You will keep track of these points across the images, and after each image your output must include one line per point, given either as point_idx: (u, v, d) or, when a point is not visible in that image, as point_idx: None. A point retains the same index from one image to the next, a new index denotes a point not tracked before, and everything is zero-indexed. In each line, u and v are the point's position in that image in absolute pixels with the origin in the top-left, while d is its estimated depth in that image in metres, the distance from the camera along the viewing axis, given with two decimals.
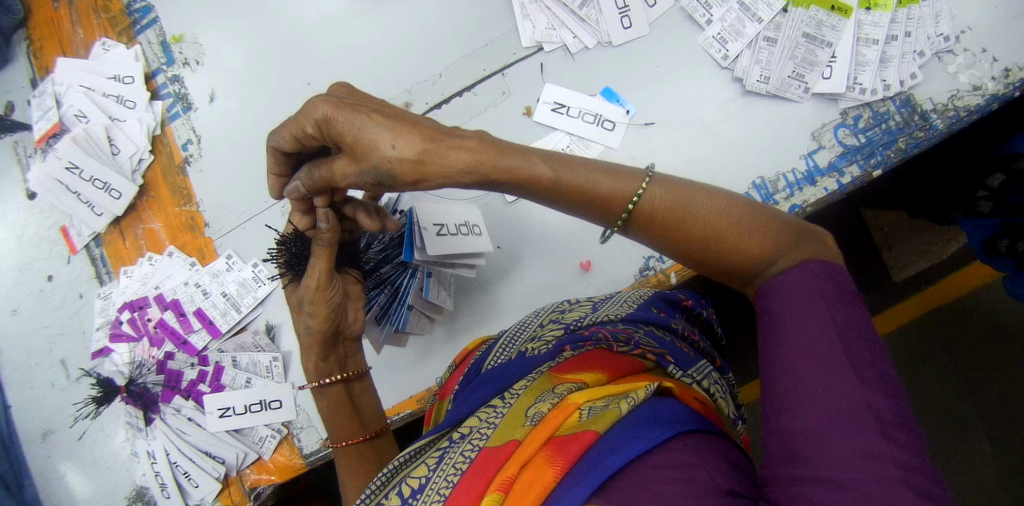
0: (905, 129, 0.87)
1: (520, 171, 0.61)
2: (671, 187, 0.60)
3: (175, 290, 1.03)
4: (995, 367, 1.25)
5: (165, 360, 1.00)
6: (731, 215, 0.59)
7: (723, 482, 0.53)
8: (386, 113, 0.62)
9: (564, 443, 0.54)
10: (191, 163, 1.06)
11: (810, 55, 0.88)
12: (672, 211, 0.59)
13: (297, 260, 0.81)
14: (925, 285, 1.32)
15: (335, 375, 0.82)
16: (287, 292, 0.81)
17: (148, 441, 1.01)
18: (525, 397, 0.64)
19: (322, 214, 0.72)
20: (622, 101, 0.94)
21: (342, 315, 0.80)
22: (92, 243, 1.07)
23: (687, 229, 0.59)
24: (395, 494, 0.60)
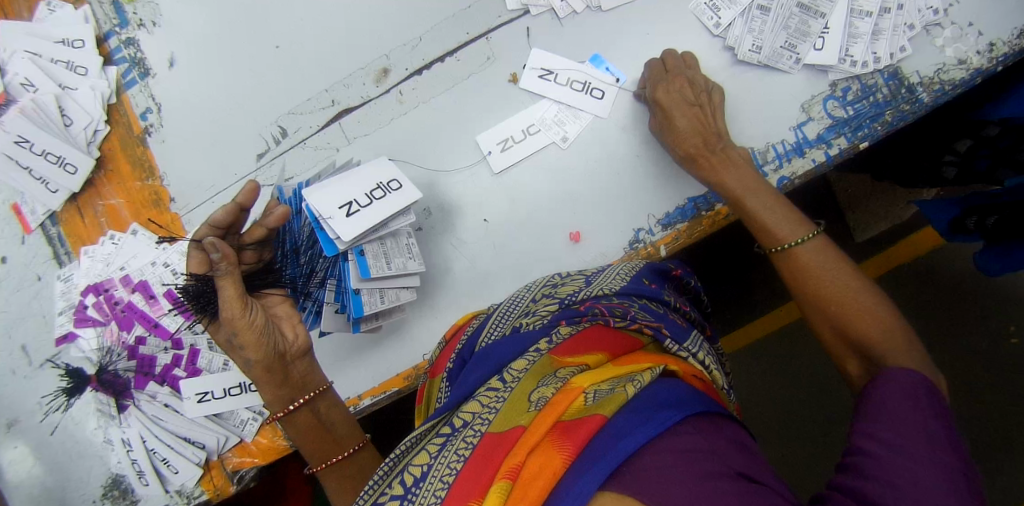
0: (892, 102, 0.87)
1: (726, 182, 0.79)
2: (824, 252, 0.72)
3: (142, 271, 0.97)
4: (957, 317, 1.33)
5: (137, 345, 0.96)
6: (854, 293, 0.69)
7: (735, 466, 0.57)
8: (694, 107, 0.83)
9: (571, 426, 0.58)
10: (152, 134, 0.99)
11: (803, 26, 0.87)
12: (810, 268, 0.72)
13: (207, 301, 0.79)
14: (889, 244, 1.41)
15: (298, 401, 0.80)
16: (212, 334, 0.78)
17: (122, 428, 0.98)
18: (527, 380, 0.66)
19: (209, 246, 0.70)
20: (610, 69, 0.91)
21: (275, 334, 0.79)
22: (47, 221, 1.00)
23: (812, 282, 0.72)
24: (398, 481, 0.62)
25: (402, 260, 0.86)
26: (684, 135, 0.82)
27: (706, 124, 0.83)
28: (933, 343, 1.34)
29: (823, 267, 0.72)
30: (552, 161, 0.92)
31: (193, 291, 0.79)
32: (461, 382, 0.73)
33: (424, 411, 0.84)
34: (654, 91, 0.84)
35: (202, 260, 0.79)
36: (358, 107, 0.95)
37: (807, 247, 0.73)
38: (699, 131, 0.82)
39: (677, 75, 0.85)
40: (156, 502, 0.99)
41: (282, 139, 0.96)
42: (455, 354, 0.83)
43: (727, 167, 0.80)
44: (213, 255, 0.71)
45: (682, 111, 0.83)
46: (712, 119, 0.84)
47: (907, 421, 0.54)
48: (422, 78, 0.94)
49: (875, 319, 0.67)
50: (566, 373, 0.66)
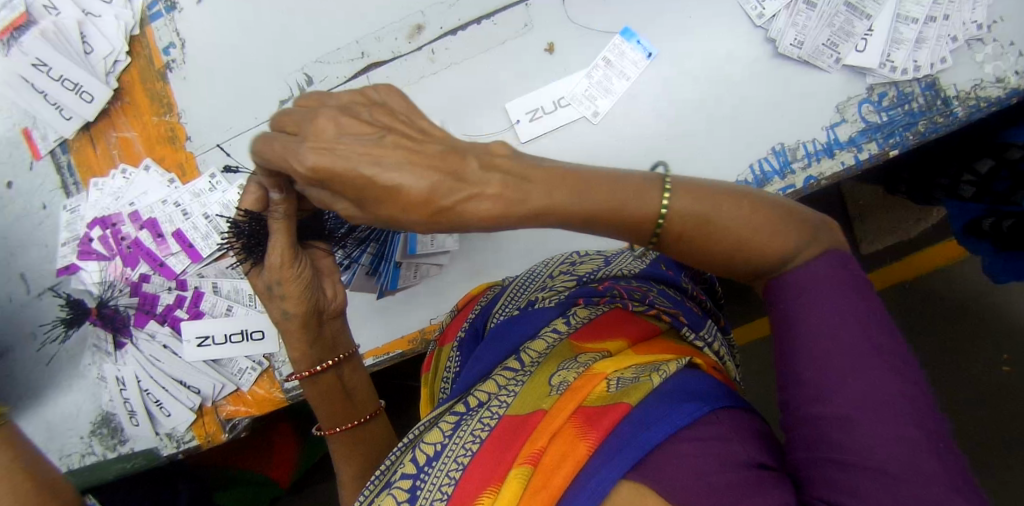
0: (926, 113, 0.86)
1: (552, 204, 0.54)
2: (697, 196, 0.57)
3: (152, 208, 0.95)
4: (977, 331, 1.33)
5: (141, 282, 0.95)
6: (755, 223, 0.57)
7: (755, 455, 0.59)
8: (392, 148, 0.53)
9: (595, 413, 0.60)
10: (173, 69, 0.96)
11: (847, 25, 0.86)
12: (701, 222, 0.57)
13: (255, 245, 0.74)
14: (891, 260, 1.41)
15: (326, 363, 0.78)
16: (251, 279, 0.74)
17: (116, 366, 0.96)
18: (546, 366, 0.69)
19: (272, 183, 0.67)
20: (644, 45, 0.89)
21: (318, 288, 0.75)
22: (57, 149, 0.97)
23: (715, 241, 0.57)
24: (411, 459, 0.66)
25: (445, 239, 0.92)
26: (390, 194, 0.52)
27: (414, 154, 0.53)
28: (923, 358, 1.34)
29: (708, 216, 0.57)
30: (578, 137, 0.91)
31: (246, 231, 0.72)
32: (475, 358, 0.75)
33: (431, 377, 0.85)
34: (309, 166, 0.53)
35: (256, 200, 0.70)
36: (388, 62, 0.93)
37: (680, 210, 0.56)
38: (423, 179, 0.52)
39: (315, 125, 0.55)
40: (146, 443, 0.98)
41: (307, 87, 0.94)
42: (468, 321, 0.84)
43: (513, 188, 0.53)
44: (272, 193, 0.68)
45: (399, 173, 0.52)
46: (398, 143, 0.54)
47: (824, 358, 0.54)
48: (455, 39, 0.92)
49: (777, 239, 0.58)
50: (586, 359, 0.67)
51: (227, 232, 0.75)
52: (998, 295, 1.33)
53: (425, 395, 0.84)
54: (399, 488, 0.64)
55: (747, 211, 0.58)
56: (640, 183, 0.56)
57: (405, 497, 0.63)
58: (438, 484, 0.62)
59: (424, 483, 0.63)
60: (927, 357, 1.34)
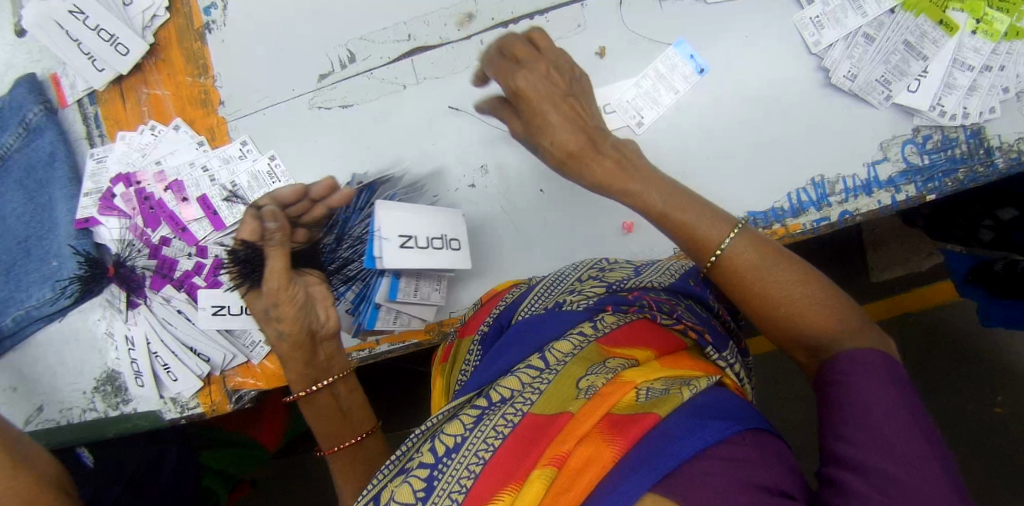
0: (967, 160, 0.86)
1: (637, 195, 0.67)
2: (762, 245, 0.64)
3: (178, 170, 0.93)
4: (972, 369, 1.35)
5: (160, 246, 0.93)
6: (809, 290, 0.62)
7: (778, 482, 0.57)
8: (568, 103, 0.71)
9: (624, 421, 0.58)
10: (213, 31, 0.94)
11: (902, 64, 0.85)
12: (757, 263, 0.63)
13: (251, 271, 0.79)
14: (899, 292, 1.41)
15: (321, 383, 0.79)
16: (248, 303, 0.77)
17: (127, 326, 0.95)
18: (574, 365, 0.66)
19: (268, 212, 0.74)
20: (698, 58, 0.88)
21: (312, 311, 0.78)
22: (85, 99, 0.95)
23: (765, 286, 0.63)
24: (429, 449, 0.63)
25: (429, 291, 0.91)
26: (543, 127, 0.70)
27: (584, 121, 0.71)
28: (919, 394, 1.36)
29: (766, 262, 0.63)
30: None
31: (243, 256, 0.78)
32: (498, 355, 0.72)
33: (446, 369, 0.84)
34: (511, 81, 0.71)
35: (255, 229, 0.75)
36: (434, 48, 0.91)
37: (740, 249, 0.63)
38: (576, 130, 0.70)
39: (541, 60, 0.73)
40: (148, 406, 0.97)
41: (349, 64, 0.92)
42: (492, 315, 0.83)
43: (625, 173, 0.68)
44: (268, 222, 0.74)
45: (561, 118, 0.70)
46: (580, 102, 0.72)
47: (874, 415, 0.54)
48: (506, 32, 0.90)
49: (827, 313, 0.62)
50: (615, 365, 0.65)
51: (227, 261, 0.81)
52: (1000, 341, 1.35)
53: (439, 388, 0.83)
54: (415, 476, 0.61)
55: (803, 279, 0.63)
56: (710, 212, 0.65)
57: (422, 487, 0.60)
58: (457, 476, 0.59)
59: (442, 474, 0.60)
60: (922, 393, 1.35)
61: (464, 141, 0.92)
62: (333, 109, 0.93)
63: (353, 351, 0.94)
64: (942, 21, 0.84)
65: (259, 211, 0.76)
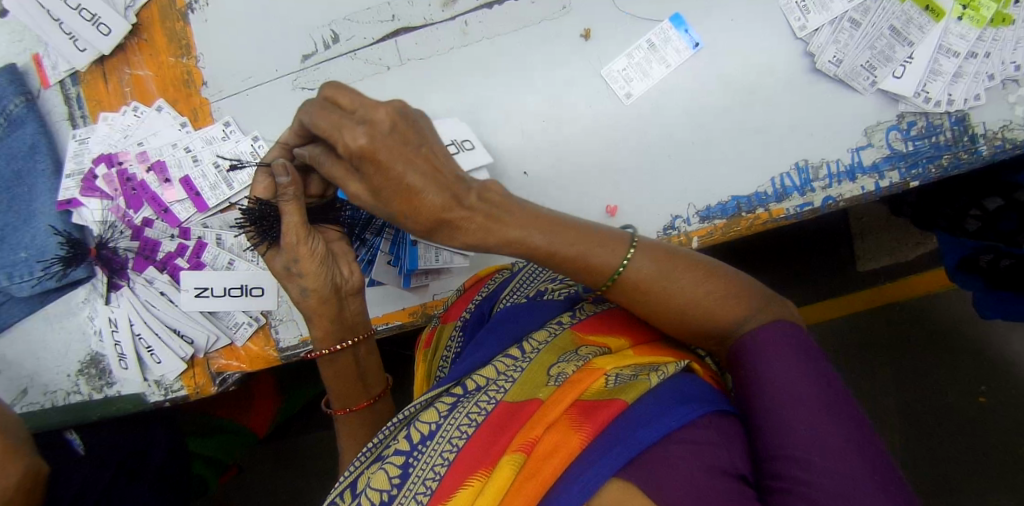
0: (952, 148, 0.86)
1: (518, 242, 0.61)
2: (652, 256, 0.65)
3: (161, 151, 0.92)
4: (959, 360, 1.35)
5: (143, 227, 0.93)
6: (703, 290, 0.65)
7: (740, 466, 0.58)
8: (409, 157, 0.57)
9: (590, 408, 0.58)
10: (196, 11, 0.93)
11: (888, 50, 0.85)
12: (653, 279, 0.64)
13: (268, 227, 0.77)
14: (886, 281, 1.41)
15: (346, 342, 0.81)
16: (269, 261, 0.76)
17: (110, 308, 0.95)
18: (548, 353, 0.66)
19: (278, 167, 0.71)
20: (690, 32, 0.87)
21: (333, 267, 0.77)
22: (67, 80, 0.95)
23: (661, 302, 0.65)
24: (405, 436, 0.63)
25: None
26: (410, 200, 0.58)
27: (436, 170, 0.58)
28: (904, 381, 1.36)
29: (659, 275, 0.64)
30: (604, 129, 0.89)
31: (257, 214, 0.76)
32: (476, 345, 0.72)
33: (428, 354, 0.84)
34: (349, 143, 0.55)
35: (268, 185, 0.76)
36: (419, 29, 0.90)
37: (639, 264, 0.64)
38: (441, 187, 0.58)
39: (373, 109, 0.56)
40: (133, 388, 0.97)
41: (332, 45, 0.91)
42: (473, 304, 0.82)
43: (493, 221, 0.60)
44: (280, 177, 0.72)
45: (423, 181, 0.57)
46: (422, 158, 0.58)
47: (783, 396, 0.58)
48: (491, 13, 0.89)
49: (726, 303, 0.65)
50: (587, 352, 0.65)
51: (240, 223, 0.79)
52: (987, 329, 1.35)
53: (421, 374, 0.83)
54: (391, 463, 0.61)
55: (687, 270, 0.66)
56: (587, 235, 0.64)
57: (398, 473, 0.60)
58: (431, 463, 0.59)
59: (417, 461, 0.60)
60: (907, 380, 1.36)
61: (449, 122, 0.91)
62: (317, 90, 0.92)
63: None
64: (929, 6, 0.84)
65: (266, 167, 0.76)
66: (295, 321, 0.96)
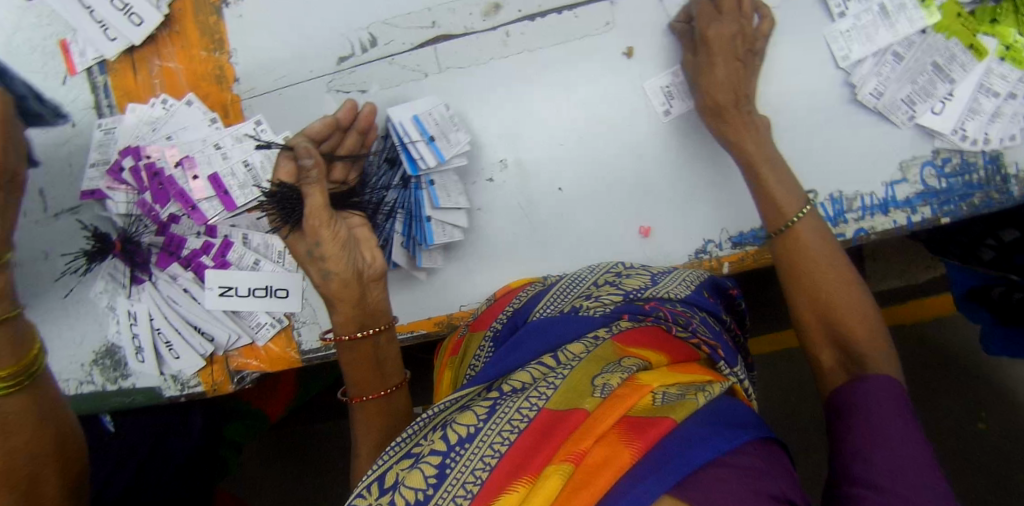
0: (984, 187, 0.86)
1: (751, 153, 0.79)
2: (825, 237, 0.76)
3: (191, 145, 0.90)
4: (964, 387, 1.36)
5: (169, 223, 0.91)
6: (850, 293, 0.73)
7: (787, 492, 0.56)
8: (734, 56, 0.80)
9: (639, 424, 0.56)
10: (230, 5, 0.91)
11: (929, 86, 0.85)
12: (820, 250, 0.75)
13: (290, 209, 0.79)
14: (895, 302, 1.43)
15: (367, 329, 0.76)
16: (290, 244, 0.76)
17: (130, 301, 0.94)
18: (590, 363, 0.64)
19: (302, 149, 0.72)
20: None
21: (355, 251, 0.76)
22: (95, 68, 0.93)
23: (818, 272, 0.74)
24: (440, 438, 0.61)
25: (460, 196, 0.89)
26: (716, 93, 0.80)
27: (741, 85, 0.80)
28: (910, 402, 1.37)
29: (826, 252, 0.75)
30: (640, 149, 0.89)
31: (280, 198, 0.79)
32: (510, 353, 0.71)
33: (457, 361, 0.84)
34: (704, 28, 0.80)
35: (292, 169, 0.81)
36: (459, 37, 0.89)
37: (816, 232, 0.76)
38: (734, 87, 0.80)
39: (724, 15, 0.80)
40: (147, 382, 0.97)
41: (370, 48, 0.90)
42: (505, 316, 0.82)
43: (743, 129, 0.80)
44: (304, 159, 0.72)
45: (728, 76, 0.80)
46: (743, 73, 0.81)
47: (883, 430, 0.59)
48: (532, 25, 0.88)
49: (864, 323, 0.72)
50: (630, 364, 0.63)
51: (265, 207, 0.82)
52: (992, 360, 1.36)
53: (450, 379, 0.83)
54: (427, 463, 0.59)
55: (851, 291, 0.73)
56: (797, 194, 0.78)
57: (433, 474, 0.57)
58: (470, 468, 0.56)
59: (454, 463, 0.57)
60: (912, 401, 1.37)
61: (483, 131, 0.91)
62: (352, 93, 0.91)
63: None
64: (972, 45, 0.84)
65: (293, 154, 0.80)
66: (318, 323, 0.95)
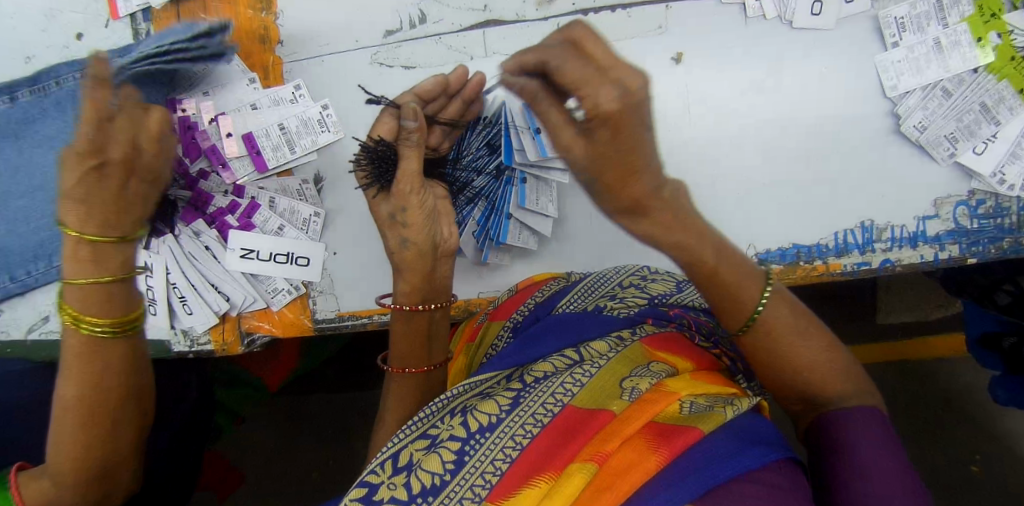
0: (1015, 232, 0.86)
1: (694, 254, 0.57)
2: (785, 307, 0.63)
3: (227, 103, 0.90)
4: (961, 428, 1.37)
5: (197, 179, 0.90)
6: (817, 360, 0.65)
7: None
8: (620, 128, 0.46)
9: (667, 432, 0.58)
10: None
11: (974, 125, 0.84)
12: (783, 329, 0.63)
13: (383, 171, 0.79)
14: (902, 338, 1.46)
15: (429, 304, 0.80)
16: (374, 205, 0.79)
17: (148, 253, 0.92)
18: (617, 363, 0.65)
19: (409, 111, 0.73)
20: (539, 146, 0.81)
21: (436, 224, 0.79)
22: (138, 14, 0.92)
23: (784, 354, 0.64)
24: (461, 424, 0.63)
25: (547, 203, 0.89)
26: (627, 185, 0.50)
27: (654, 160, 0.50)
28: (907, 437, 1.38)
29: (790, 329, 0.64)
30: (675, 158, 0.89)
31: (374, 155, 0.78)
32: (535, 344, 0.72)
33: (472, 346, 0.84)
34: (598, 103, 0.45)
35: (393, 127, 0.79)
36: (509, 24, 0.88)
37: (775, 312, 0.63)
38: (649, 177, 0.51)
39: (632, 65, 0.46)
40: (156, 335, 0.96)
41: (418, 25, 0.89)
42: (529, 304, 0.82)
43: (673, 230, 0.55)
44: (407, 121, 0.74)
45: (648, 166, 0.50)
46: (641, 140, 0.48)
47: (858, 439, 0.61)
48: (584, 20, 0.87)
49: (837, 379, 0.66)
50: (658, 369, 0.65)
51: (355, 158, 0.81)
52: (991, 405, 1.38)
53: (461, 365, 0.83)
54: (446, 447, 0.61)
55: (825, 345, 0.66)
56: (750, 272, 0.61)
57: (452, 459, 0.60)
58: (489, 457, 0.59)
59: (473, 450, 0.60)
60: (909, 437, 1.38)
61: None
62: (395, 68, 0.90)
63: (376, 313, 0.95)
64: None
65: (396, 110, 0.80)
66: (335, 295, 0.95)
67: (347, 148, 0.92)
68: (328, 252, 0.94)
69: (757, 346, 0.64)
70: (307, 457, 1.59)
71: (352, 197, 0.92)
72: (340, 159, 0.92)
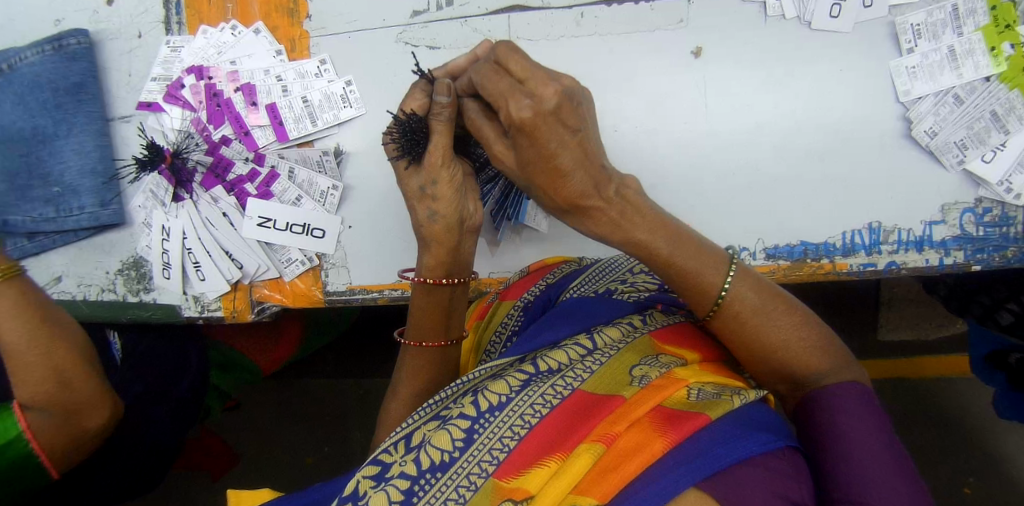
0: (1020, 241, 0.87)
1: (643, 242, 0.65)
2: (754, 289, 0.68)
3: (253, 74, 0.92)
4: (959, 446, 1.37)
5: (220, 144, 0.93)
6: (796, 337, 0.69)
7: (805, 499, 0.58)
8: (543, 131, 0.58)
9: (674, 417, 0.59)
10: None
11: (984, 133, 0.86)
12: (753, 309, 0.68)
13: (416, 142, 0.75)
14: (902, 356, 1.47)
15: (452, 279, 0.80)
16: (405, 178, 0.76)
17: (167, 216, 0.95)
18: (627, 352, 0.67)
19: (442, 86, 0.70)
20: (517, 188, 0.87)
21: (465, 199, 0.77)
22: None
23: (758, 334, 0.68)
24: (471, 402, 0.64)
25: None
26: (556, 183, 0.61)
27: (591, 158, 0.61)
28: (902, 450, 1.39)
29: (760, 309, 0.68)
30: (687, 151, 0.91)
31: (406, 129, 0.75)
32: (548, 328, 0.73)
33: (483, 324, 0.86)
34: (513, 112, 0.57)
35: (424, 103, 0.77)
36: (535, 10, 0.90)
37: (742, 294, 0.67)
38: (586, 177, 0.61)
39: (544, 79, 0.57)
40: (168, 298, 0.98)
41: (445, 7, 0.91)
42: (542, 285, 0.83)
43: (622, 223, 0.64)
44: (440, 96, 0.71)
45: (575, 165, 0.60)
46: (565, 143, 0.59)
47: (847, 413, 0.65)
48: (607, 10, 0.89)
49: (818, 354, 0.69)
50: (668, 361, 0.66)
51: (387, 131, 0.78)
52: (991, 425, 1.38)
53: (473, 339, 0.86)
54: (455, 425, 0.62)
55: (800, 323, 0.69)
56: (714, 256, 0.67)
57: (461, 437, 0.61)
58: (498, 434, 0.60)
59: (483, 429, 0.61)
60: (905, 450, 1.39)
61: None
62: (420, 48, 0.92)
63: (388, 288, 0.95)
64: None
65: (429, 85, 0.78)
66: (348, 268, 0.96)
67: (369, 123, 0.92)
68: (344, 225, 0.95)
69: (732, 328, 0.68)
70: (304, 440, 1.59)
71: (372, 172, 0.93)
72: (361, 134, 0.93)
